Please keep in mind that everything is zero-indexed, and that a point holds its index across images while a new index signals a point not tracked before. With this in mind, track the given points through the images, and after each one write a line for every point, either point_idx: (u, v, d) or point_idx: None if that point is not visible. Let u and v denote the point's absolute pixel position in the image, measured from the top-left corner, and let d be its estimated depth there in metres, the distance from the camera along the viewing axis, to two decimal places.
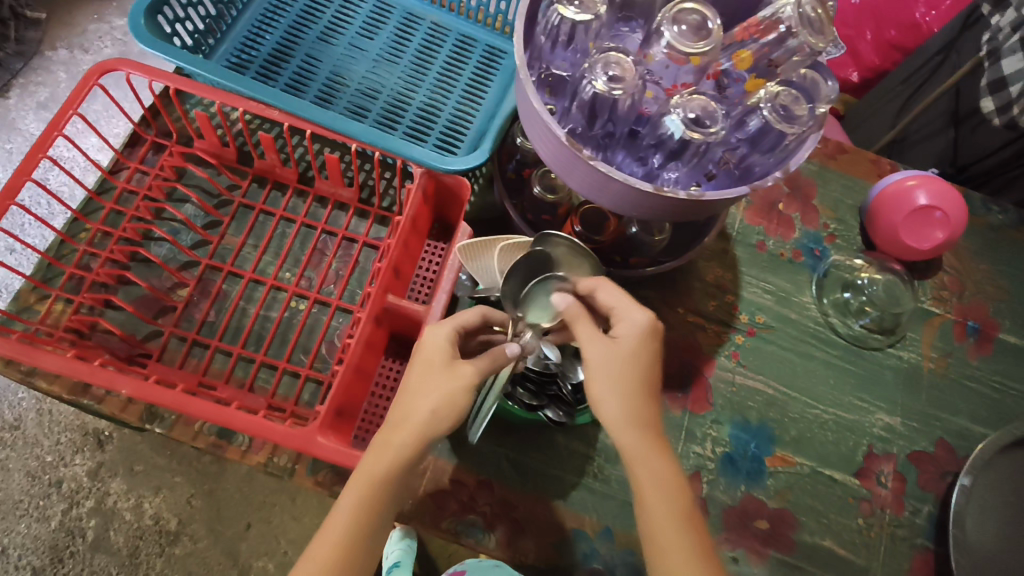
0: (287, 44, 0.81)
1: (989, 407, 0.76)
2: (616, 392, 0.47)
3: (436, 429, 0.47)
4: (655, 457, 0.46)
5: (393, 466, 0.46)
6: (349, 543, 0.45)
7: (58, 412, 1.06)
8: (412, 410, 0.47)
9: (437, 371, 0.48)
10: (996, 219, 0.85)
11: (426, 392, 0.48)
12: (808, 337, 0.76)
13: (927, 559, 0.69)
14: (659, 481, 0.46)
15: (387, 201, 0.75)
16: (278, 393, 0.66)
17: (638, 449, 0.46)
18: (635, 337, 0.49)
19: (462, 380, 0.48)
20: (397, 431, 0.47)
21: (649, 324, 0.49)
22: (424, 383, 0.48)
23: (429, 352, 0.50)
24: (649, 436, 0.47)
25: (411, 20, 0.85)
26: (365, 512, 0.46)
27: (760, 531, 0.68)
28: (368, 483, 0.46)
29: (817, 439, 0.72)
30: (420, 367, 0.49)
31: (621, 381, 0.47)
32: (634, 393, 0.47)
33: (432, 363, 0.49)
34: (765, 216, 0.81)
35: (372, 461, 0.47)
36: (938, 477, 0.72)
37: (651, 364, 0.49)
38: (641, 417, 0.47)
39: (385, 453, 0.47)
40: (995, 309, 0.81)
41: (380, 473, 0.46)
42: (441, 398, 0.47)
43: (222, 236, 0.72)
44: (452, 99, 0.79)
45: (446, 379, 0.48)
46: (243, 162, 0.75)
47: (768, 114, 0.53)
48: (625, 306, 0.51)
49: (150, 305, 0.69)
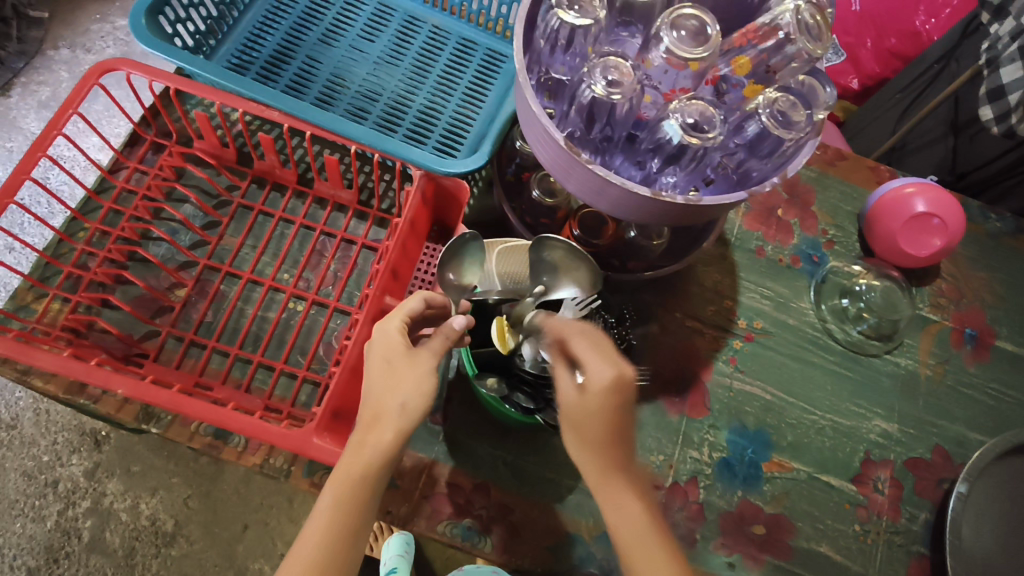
0: (288, 45, 0.81)
1: (985, 414, 0.76)
2: (582, 436, 0.47)
3: (410, 418, 0.48)
4: (621, 501, 0.45)
5: (373, 461, 0.47)
6: (333, 545, 0.45)
7: (55, 412, 1.06)
8: (383, 403, 0.48)
9: (398, 362, 0.50)
10: (994, 226, 0.85)
11: (391, 384, 0.49)
12: (805, 343, 0.76)
13: (923, 566, 0.69)
14: (627, 526, 0.45)
15: (386, 204, 0.75)
16: (275, 394, 0.66)
17: (607, 492, 0.46)
18: (597, 390, 0.47)
19: (423, 366, 0.50)
20: (374, 427, 0.48)
21: (615, 374, 0.47)
22: (386, 375, 0.50)
23: (384, 345, 0.51)
24: (617, 481, 0.46)
25: (412, 22, 0.85)
26: (346, 512, 0.46)
27: (757, 537, 0.68)
28: (347, 481, 0.46)
29: (813, 445, 0.72)
30: (379, 361, 0.50)
31: (584, 426, 0.46)
32: (600, 443, 0.46)
33: (393, 353, 0.50)
34: (764, 222, 0.81)
35: (351, 459, 0.47)
36: (935, 484, 0.72)
37: (621, 413, 0.47)
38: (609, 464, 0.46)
39: (362, 451, 0.47)
40: (993, 316, 0.81)
41: (360, 470, 0.47)
42: (409, 388, 0.49)
43: (221, 237, 0.72)
44: (452, 101, 0.80)
45: (408, 368, 0.49)
46: (242, 163, 0.75)
47: (766, 119, 0.53)
48: (593, 357, 0.48)
49: (148, 305, 0.69)
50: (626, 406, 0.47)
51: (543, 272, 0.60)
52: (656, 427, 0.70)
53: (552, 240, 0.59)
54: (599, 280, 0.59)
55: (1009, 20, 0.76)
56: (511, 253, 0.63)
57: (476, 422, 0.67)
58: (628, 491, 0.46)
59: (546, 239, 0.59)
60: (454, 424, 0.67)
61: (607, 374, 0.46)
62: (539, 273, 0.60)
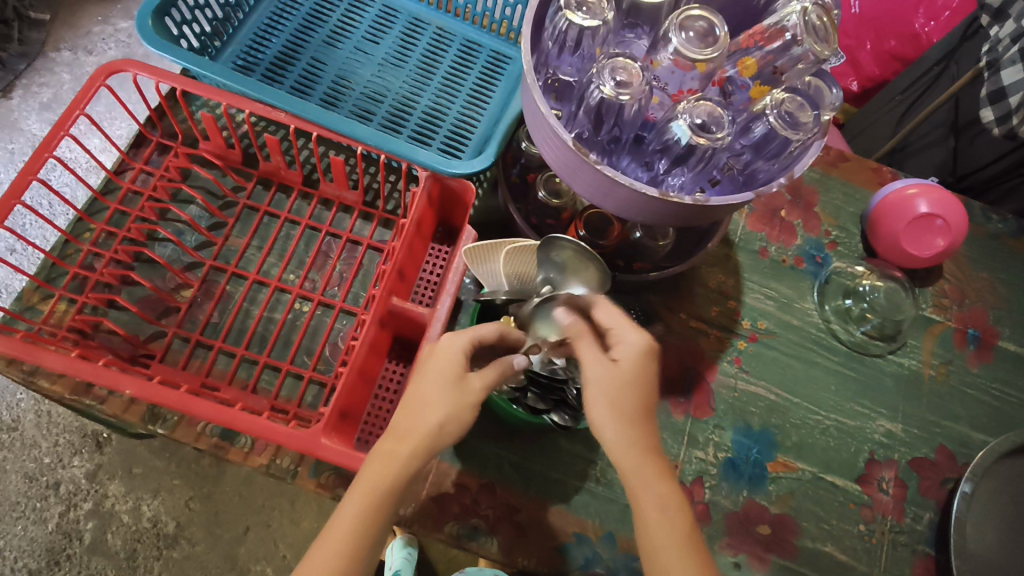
0: (292, 46, 0.81)
1: (988, 414, 0.76)
2: (617, 405, 0.47)
3: (441, 439, 0.47)
4: (646, 474, 0.45)
5: (399, 476, 0.47)
6: (352, 556, 0.44)
7: (56, 414, 1.05)
8: (420, 421, 0.47)
9: (450, 386, 0.49)
10: (996, 228, 0.86)
11: (436, 403, 0.48)
12: (809, 343, 0.77)
13: (928, 565, 0.69)
14: (653, 496, 0.45)
15: (391, 204, 0.75)
16: (281, 395, 0.66)
17: (629, 465, 0.46)
18: (636, 355, 0.49)
19: (469, 396, 0.49)
20: (403, 442, 0.47)
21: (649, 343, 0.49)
22: (434, 394, 0.48)
23: (446, 359, 0.50)
24: (643, 456, 0.46)
25: (416, 24, 0.86)
26: (368, 523, 0.45)
27: (762, 537, 0.68)
28: (374, 494, 0.46)
29: (818, 445, 0.72)
30: (432, 375, 0.49)
31: (622, 395, 0.47)
32: (630, 412, 0.47)
33: (447, 376, 0.49)
34: (768, 223, 0.82)
35: (378, 472, 0.46)
36: (939, 484, 0.72)
37: (652, 380, 0.48)
38: (636, 438, 0.46)
39: (390, 465, 0.47)
40: (995, 317, 0.81)
41: (387, 486, 0.46)
42: (452, 413, 0.48)
43: (226, 238, 0.72)
44: (457, 103, 0.80)
45: (455, 395, 0.48)
46: (248, 164, 0.76)
47: (773, 120, 0.53)
48: (622, 326, 0.50)
49: (154, 306, 0.69)
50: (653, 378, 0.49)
51: (550, 269, 0.60)
52: (661, 428, 0.71)
53: (563, 241, 0.57)
54: (608, 280, 0.57)
55: (1009, 22, 0.76)
56: (518, 256, 0.60)
57: (482, 422, 0.67)
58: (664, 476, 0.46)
59: (554, 240, 0.57)
60: None
61: (640, 340, 0.49)
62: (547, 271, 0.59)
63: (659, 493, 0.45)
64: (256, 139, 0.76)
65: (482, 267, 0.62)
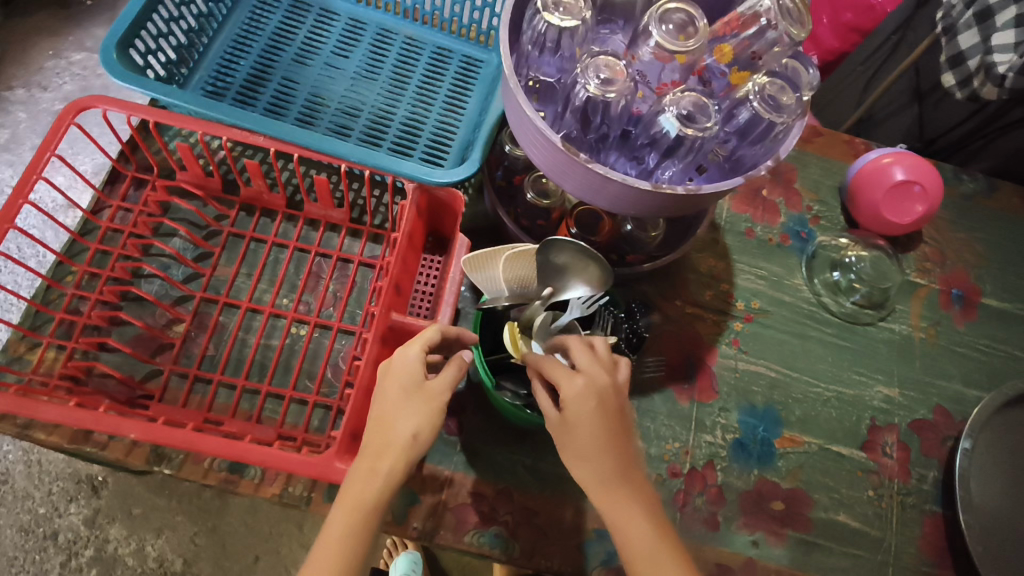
0: (261, 68, 0.80)
1: (979, 370, 0.79)
2: (574, 448, 0.50)
3: (419, 446, 0.50)
4: (618, 502, 0.49)
5: (383, 489, 0.49)
6: (346, 566, 0.46)
7: (47, 462, 1.02)
8: (392, 433, 0.50)
9: (413, 395, 0.52)
10: (968, 188, 0.88)
11: (402, 413, 0.51)
12: (802, 318, 0.78)
13: (937, 523, 0.71)
14: (626, 525, 0.48)
15: (379, 218, 0.75)
16: (287, 421, 0.65)
17: (604, 498, 0.49)
18: (576, 402, 0.49)
19: (434, 401, 0.52)
20: (382, 456, 0.50)
21: (586, 382, 0.50)
22: (401, 405, 0.51)
23: (402, 372, 0.52)
24: (613, 492, 0.49)
25: (385, 34, 0.85)
26: (355, 536, 0.47)
27: (776, 513, 0.69)
28: (357, 507, 0.48)
29: (821, 417, 0.74)
30: (396, 387, 0.52)
31: (576, 439, 0.49)
32: (588, 456, 0.49)
33: (406, 386, 0.52)
34: (751, 204, 0.83)
35: (362, 486, 0.49)
36: (939, 443, 0.74)
37: (604, 416, 0.50)
38: (601, 479, 0.49)
39: (370, 479, 0.49)
40: (976, 275, 0.83)
41: (372, 497, 0.48)
42: (421, 420, 0.51)
43: (214, 268, 0.71)
44: (434, 111, 0.80)
45: (419, 402, 0.51)
46: (228, 191, 0.74)
47: (756, 105, 0.54)
48: (562, 373, 0.50)
49: (147, 344, 0.67)
50: (605, 410, 0.50)
51: (550, 274, 0.59)
52: (668, 416, 0.71)
53: (563, 249, 0.58)
54: (609, 279, 0.57)
55: None
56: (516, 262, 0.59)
57: (491, 428, 0.68)
58: (631, 496, 0.49)
59: (555, 246, 0.58)
60: (471, 434, 0.67)
61: (578, 385, 0.49)
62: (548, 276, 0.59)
63: (635, 522, 0.48)
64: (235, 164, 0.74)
65: (482, 272, 0.61)
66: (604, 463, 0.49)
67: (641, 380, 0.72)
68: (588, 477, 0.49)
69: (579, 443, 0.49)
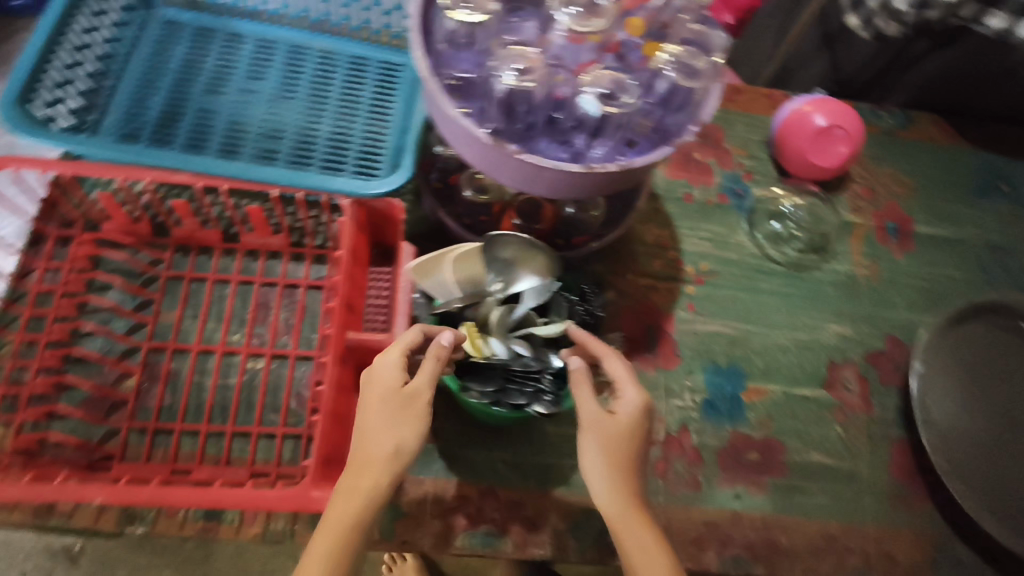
0: (174, 103, 0.77)
1: (920, 295, 0.82)
2: (610, 452, 0.52)
3: (402, 459, 0.50)
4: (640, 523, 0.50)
5: (368, 505, 0.48)
6: None
7: (16, 541, 0.98)
8: (374, 445, 0.50)
9: (395, 405, 0.51)
10: (887, 123, 0.91)
11: (385, 426, 0.50)
12: (750, 272, 0.80)
13: (903, 446, 0.74)
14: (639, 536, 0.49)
15: (320, 239, 0.73)
16: (258, 458, 0.64)
17: (625, 512, 0.50)
18: (631, 410, 0.53)
19: (416, 410, 0.51)
20: (365, 472, 0.49)
21: (644, 398, 0.54)
22: (382, 418, 0.50)
23: (382, 380, 0.52)
24: (631, 501, 0.51)
25: (297, 50, 0.83)
26: (343, 555, 0.46)
27: (753, 463, 0.71)
28: (339, 529, 0.47)
29: (782, 364, 0.76)
30: (378, 401, 0.51)
31: (616, 444, 0.52)
32: (623, 463, 0.52)
33: (385, 397, 0.51)
34: (686, 169, 0.84)
35: (346, 503, 0.48)
36: (894, 370, 0.78)
37: (644, 437, 0.54)
38: (625, 484, 0.51)
39: (354, 497, 0.48)
40: (905, 206, 0.87)
41: (355, 515, 0.48)
42: (402, 432, 0.50)
43: (157, 314, 0.69)
44: (359, 122, 0.79)
45: (403, 413, 0.51)
46: (159, 234, 0.72)
47: (673, 74, 0.55)
48: (626, 379, 0.55)
49: (98, 404, 0.65)
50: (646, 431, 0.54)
51: (495, 270, 0.61)
52: None
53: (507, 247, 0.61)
54: (555, 265, 0.61)
55: None
56: (464, 261, 0.60)
57: (465, 430, 0.68)
58: (646, 524, 0.50)
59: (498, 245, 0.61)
60: (446, 438, 0.67)
61: (641, 395, 0.54)
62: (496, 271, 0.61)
63: (649, 547, 0.49)
64: (162, 207, 0.70)
65: (430, 276, 0.60)
66: (632, 479, 0.51)
67: None
68: (611, 478, 0.51)
69: (619, 449, 0.52)
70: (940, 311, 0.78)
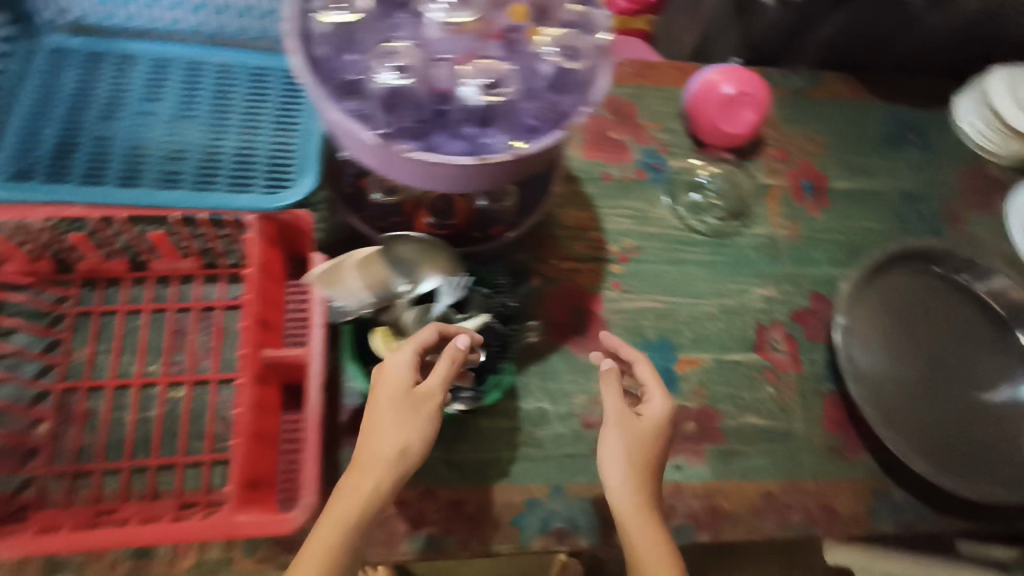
0: (66, 134, 0.74)
1: (840, 250, 0.84)
2: (632, 453, 0.54)
3: (408, 458, 0.49)
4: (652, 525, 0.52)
5: (367, 506, 0.47)
6: None
7: None
8: (377, 446, 0.48)
9: (405, 405, 0.50)
10: (796, 84, 0.93)
11: (392, 425, 0.49)
12: (673, 244, 0.81)
13: (835, 401, 0.76)
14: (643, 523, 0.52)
15: (233, 257, 0.71)
16: (186, 488, 0.62)
17: (637, 514, 0.52)
18: (657, 414, 0.57)
19: (422, 411, 0.51)
20: (366, 474, 0.48)
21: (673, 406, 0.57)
22: (393, 416, 0.50)
23: (392, 379, 0.51)
24: (643, 493, 0.53)
25: (194, 68, 0.80)
26: (338, 557, 0.45)
27: (691, 433, 0.72)
28: (340, 526, 0.46)
29: (711, 331, 0.77)
30: (387, 398, 0.50)
31: (640, 445, 0.55)
32: (643, 464, 0.54)
33: (398, 394, 0.51)
34: (602, 148, 0.84)
35: (344, 502, 0.47)
36: (820, 327, 0.79)
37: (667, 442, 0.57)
38: (642, 485, 0.53)
39: (358, 500, 0.47)
40: (819, 164, 0.89)
41: (354, 517, 0.46)
42: (408, 435, 0.49)
43: (68, 354, 0.67)
44: (265, 135, 0.77)
45: (409, 413, 0.50)
46: (61, 271, 0.70)
47: (557, 56, 0.57)
48: (653, 385, 0.59)
49: (9, 454, 0.62)
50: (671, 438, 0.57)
51: (401, 272, 0.60)
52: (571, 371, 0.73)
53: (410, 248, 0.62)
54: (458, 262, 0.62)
55: None
56: (368, 265, 0.60)
57: None
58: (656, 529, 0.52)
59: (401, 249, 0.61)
60: None
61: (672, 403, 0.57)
62: (402, 272, 0.60)
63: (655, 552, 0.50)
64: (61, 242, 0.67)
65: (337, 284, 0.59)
66: (649, 480, 0.54)
67: (536, 344, 0.73)
68: (627, 467, 0.54)
69: (642, 452, 0.55)
70: (861, 263, 0.80)
